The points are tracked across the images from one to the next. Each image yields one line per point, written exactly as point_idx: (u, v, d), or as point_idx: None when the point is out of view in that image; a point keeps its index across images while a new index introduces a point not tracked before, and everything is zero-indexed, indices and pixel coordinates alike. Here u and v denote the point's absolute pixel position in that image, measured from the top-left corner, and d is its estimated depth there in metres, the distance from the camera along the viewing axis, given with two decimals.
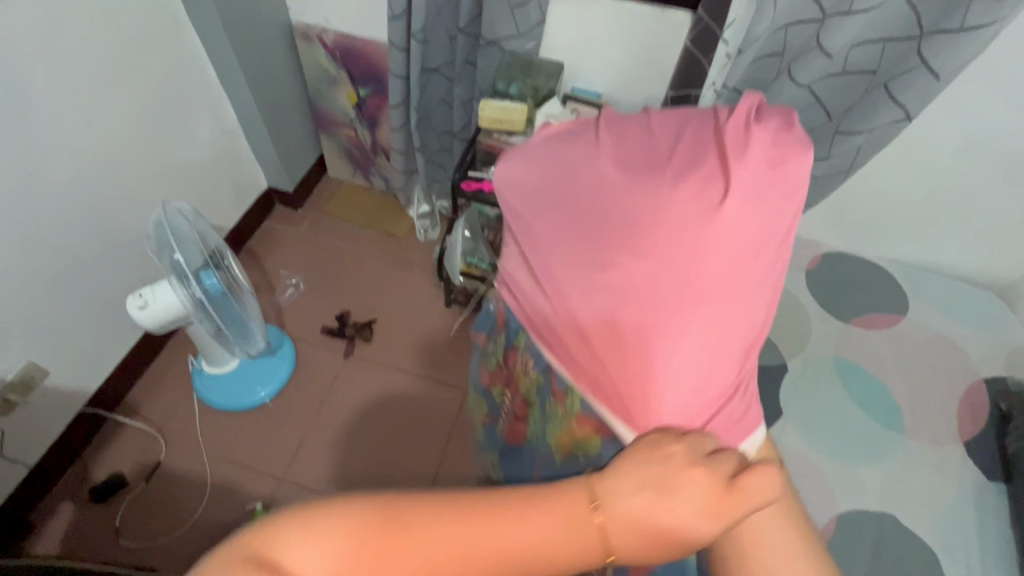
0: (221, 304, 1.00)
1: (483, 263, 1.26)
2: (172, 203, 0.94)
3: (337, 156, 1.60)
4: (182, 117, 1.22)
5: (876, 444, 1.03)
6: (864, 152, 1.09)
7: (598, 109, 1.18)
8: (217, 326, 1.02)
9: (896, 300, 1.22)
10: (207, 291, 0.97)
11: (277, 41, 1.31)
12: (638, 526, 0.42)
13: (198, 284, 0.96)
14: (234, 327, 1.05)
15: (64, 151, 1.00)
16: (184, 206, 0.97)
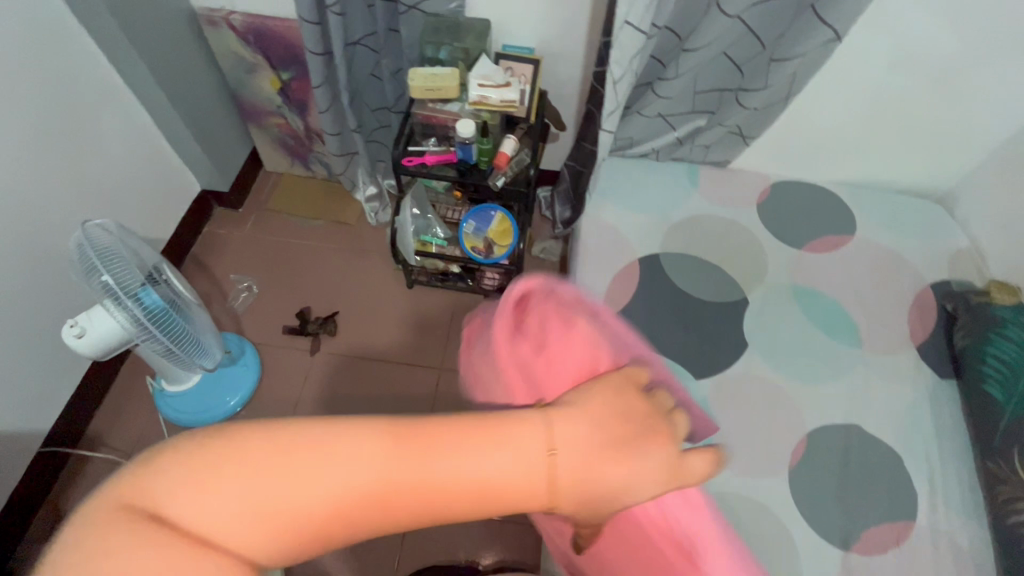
0: (162, 319, 0.95)
1: (437, 239, 1.22)
2: (92, 221, 0.87)
3: (271, 147, 1.52)
4: (91, 128, 1.13)
5: (837, 361, 1.08)
6: (800, 78, 1.09)
7: (531, 65, 1.14)
8: (166, 344, 0.98)
9: (845, 220, 1.25)
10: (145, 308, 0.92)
11: (181, 31, 1.21)
12: (586, 459, 0.44)
13: (133, 302, 0.90)
14: (181, 341, 1.01)
15: None
16: (106, 222, 0.90)
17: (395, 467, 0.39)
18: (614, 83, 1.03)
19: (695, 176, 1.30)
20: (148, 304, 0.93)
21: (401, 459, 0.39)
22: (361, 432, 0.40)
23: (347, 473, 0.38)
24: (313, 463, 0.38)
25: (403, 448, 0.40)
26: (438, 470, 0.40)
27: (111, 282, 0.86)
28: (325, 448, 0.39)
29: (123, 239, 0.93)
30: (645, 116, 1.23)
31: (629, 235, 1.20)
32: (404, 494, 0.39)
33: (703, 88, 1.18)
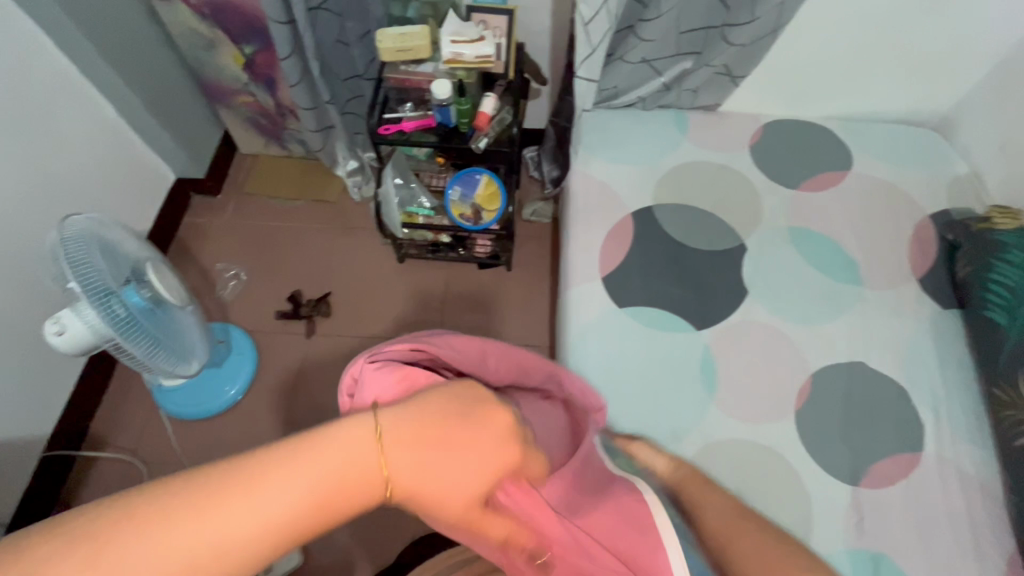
0: (129, 325, 0.92)
1: (424, 209, 1.18)
2: (69, 221, 0.84)
3: (243, 128, 1.46)
4: (52, 122, 1.07)
5: (838, 300, 1.06)
6: (787, 9, 1.05)
7: (505, 16, 1.08)
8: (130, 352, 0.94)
9: (840, 156, 1.22)
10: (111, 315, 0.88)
11: (130, 9, 1.13)
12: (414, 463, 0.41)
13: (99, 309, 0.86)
14: (152, 348, 0.97)
15: None
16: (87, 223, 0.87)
17: (239, 490, 0.35)
18: (584, 24, 1.01)
19: (683, 122, 1.26)
20: (117, 311, 0.89)
21: (237, 482, 0.35)
22: (205, 472, 0.35)
23: (212, 494, 0.34)
24: (145, 537, 0.32)
25: (240, 473, 0.35)
26: (275, 487, 0.35)
27: (82, 287, 0.83)
28: (175, 503, 0.34)
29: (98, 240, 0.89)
30: (629, 63, 1.18)
31: (620, 191, 1.16)
32: (244, 515, 0.34)
33: (687, 28, 1.12)
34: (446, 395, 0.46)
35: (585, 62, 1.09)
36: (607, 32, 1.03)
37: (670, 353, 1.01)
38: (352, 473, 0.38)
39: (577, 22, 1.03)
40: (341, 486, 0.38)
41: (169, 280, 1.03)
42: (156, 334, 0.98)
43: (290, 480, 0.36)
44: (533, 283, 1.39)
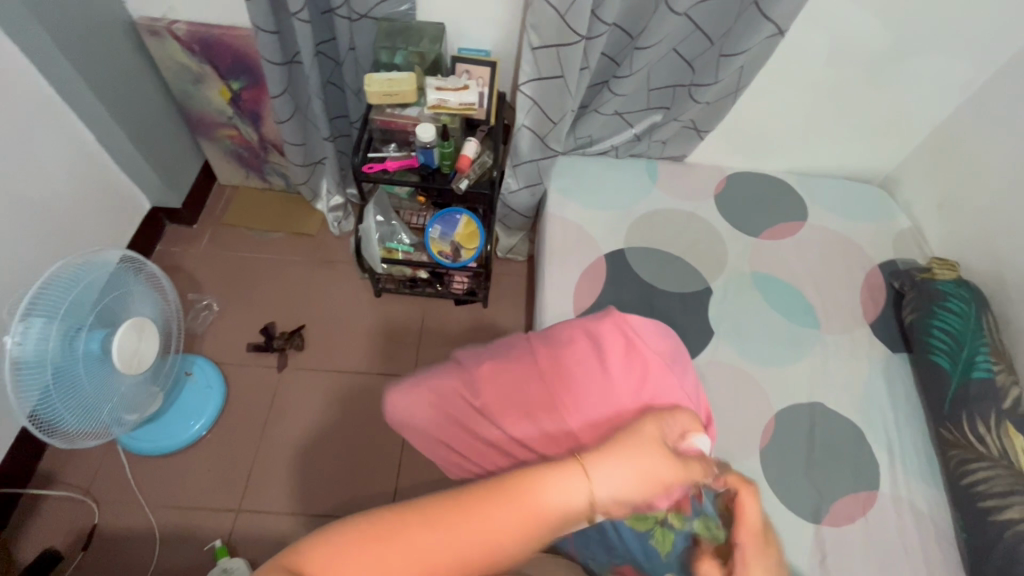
0: (36, 364, 0.85)
1: (403, 245, 1.22)
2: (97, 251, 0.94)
3: (224, 160, 1.47)
4: (26, 148, 1.06)
5: (798, 343, 1.12)
6: (747, 72, 1.14)
7: (488, 67, 1.14)
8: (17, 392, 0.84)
9: (796, 208, 1.31)
10: (26, 343, 0.83)
11: (119, 43, 1.15)
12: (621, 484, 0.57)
13: (21, 333, 0.82)
14: (35, 401, 0.86)
15: None
16: (107, 260, 0.95)
17: (441, 515, 0.49)
18: (531, 48, 1.08)
19: (653, 171, 1.33)
20: (40, 340, 0.85)
21: (457, 505, 0.50)
22: (408, 513, 0.48)
23: (443, 529, 0.48)
24: (411, 545, 0.46)
25: (454, 500, 0.50)
26: (484, 509, 0.50)
27: (25, 302, 0.82)
28: (392, 531, 0.47)
29: (87, 274, 0.92)
30: (602, 115, 1.25)
31: (594, 233, 1.21)
32: (460, 528, 0.49)
33: (656, 85, 1.21)
34: (639, 437, 0.62)
35: (531, 84, 1.12)
36: (559, 73, 1.10)
37: None
38: (538, 520, 0.52)
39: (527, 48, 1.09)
40: (526, 520, 0.51)
41: (142, 346, 0.99)
42: (59, 386, 0.89)
43: (502, 510, 0.51)
44: (510, 321, 1.41)
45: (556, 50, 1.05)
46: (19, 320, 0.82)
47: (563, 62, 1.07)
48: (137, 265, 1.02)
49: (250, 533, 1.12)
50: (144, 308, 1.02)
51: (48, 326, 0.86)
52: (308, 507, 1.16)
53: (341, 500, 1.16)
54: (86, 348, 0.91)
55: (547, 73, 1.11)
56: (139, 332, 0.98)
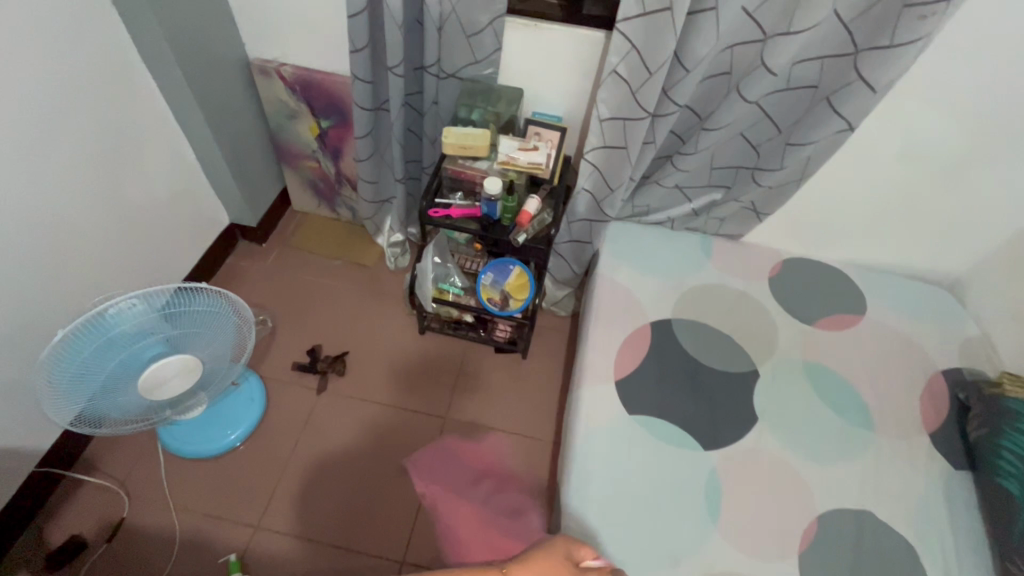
0: (93, 338, 0.90)
1: (455, 287, 1.26)
2: (221, 290, 1.04)
3: (301, 188, 1.58)
4: (137, 160, 1.19)
5: (849, 443, 1.06)
6: (814, 162, 1.15)
7: (558, 132, 1.20)
8: (56, 354, 0.86)
9: (856, 301, 1.27)
10: (101, 318, 0.89)
11: (234, 77, 1.29)
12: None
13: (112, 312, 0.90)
14: (64, 368, 0.88)
15: (20, 205, 0.97)
16: (223, 296, 1.05)
17: None
18: (599, 119, 1.13)
19: (708, 246, 1.33)
20: (112, 318, 0.91)
21: None
22: None
23: None
24: None
25: None
26: None
27: (132, 293, 0.91)
28: None
29: (195, 300, 1.02)
30: (663, 187, 1.29)
31: (642, 300, 1.21)
32: None
33: (719, 165, 1.24)
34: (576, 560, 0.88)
35: (595, 151, 1.18)
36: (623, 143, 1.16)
37: (677, 472, 1.00)
38: None
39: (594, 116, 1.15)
40: None
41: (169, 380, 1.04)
42: (94, 364, 0.92)
43: None
44: (548, 375, 1.41)
45: (624, 124, 1.11)
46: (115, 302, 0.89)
47: (628, 135, 1.13)
48: (243, 324, 1.11)
49: (263, 552, 1.12)
50: (211, 355, 1.08)
51: (128, 319, 0.93)
52: (321, 535, 1.15)
53: (353, 532, 1.16)
54: (140, 350, 0.98)
55: (612, 142, 1.16)
56: (183, 372, 1.05)
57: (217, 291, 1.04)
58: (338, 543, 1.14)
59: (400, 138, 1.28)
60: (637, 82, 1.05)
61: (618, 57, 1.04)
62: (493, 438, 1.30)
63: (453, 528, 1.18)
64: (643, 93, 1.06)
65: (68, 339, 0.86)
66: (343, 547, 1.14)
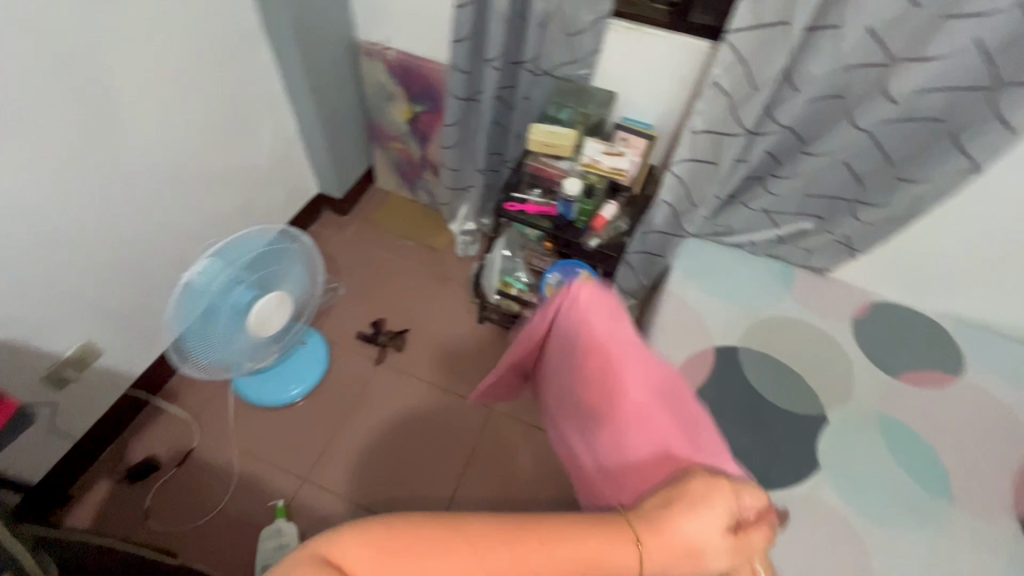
0: (200, 291, 0.98)
1: (519, 283, 1.28)
2: (294, 231, 1.11)
3: (387, 168, 1.65)
4: (248, 123, 1.28)
5: (921, 511, 0.97)
6: (927, 201, 1.05)
7: (646, 139, 1.17)
8: (175, 309, 0.96)
9: (951, 360, 1.15)
10: (191, 286, 0.95)
11: (342, 56, 1.36)
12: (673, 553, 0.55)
13: (209, 264, 0.97)
14: (182, 319, 0.98)
15: (146, 153, 1.07)
16: (297, 235, 1.12)
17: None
18: (692, 130, 1.09)
19: (790, 277, 1.25)
20: (207, 273, 0.97)
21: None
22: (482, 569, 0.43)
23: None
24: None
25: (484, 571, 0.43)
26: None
27: (210, 252, 0.95)
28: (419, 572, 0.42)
29: (251, 241, 1.03)
30: (749, 209, 1.23)
31: (709, 323, 1.16)
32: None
33: (816, 192, 1.16)
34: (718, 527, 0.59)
35: (683, 163, 1.14)
36: (712, 159, 1.12)
37: None
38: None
39: (686, 128, 1.11)
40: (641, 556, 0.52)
41: (272, 317, 1.11)
42: (202, 314, 1.00)
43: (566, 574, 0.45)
44: None
45: (718, 139, 1.07)
46: (212, 254, 0.95)
47: (720, 150, 1.09)
48: (314, 262, 1.17)
49: (308, 505, 1.19)
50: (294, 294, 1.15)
51: (224, 267, 1.00)
52: (362, 499, 1.20)
53: (389, 500, 1.20)
54: (236, 297, 1.05)
55: (701, 156, 1.12)
56: (277, 306, 1.11)
57: (290, 233, 1.10)
58: (375, 510, 1.19)
59: (488, 129, 1.30)
60: (739, 96, 1.01)
61: (721, 69, 0.99)
62: (535, 436, 1.30)
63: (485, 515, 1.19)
64: (744, 109, 1.01)
65: (184, 294, 0.95)
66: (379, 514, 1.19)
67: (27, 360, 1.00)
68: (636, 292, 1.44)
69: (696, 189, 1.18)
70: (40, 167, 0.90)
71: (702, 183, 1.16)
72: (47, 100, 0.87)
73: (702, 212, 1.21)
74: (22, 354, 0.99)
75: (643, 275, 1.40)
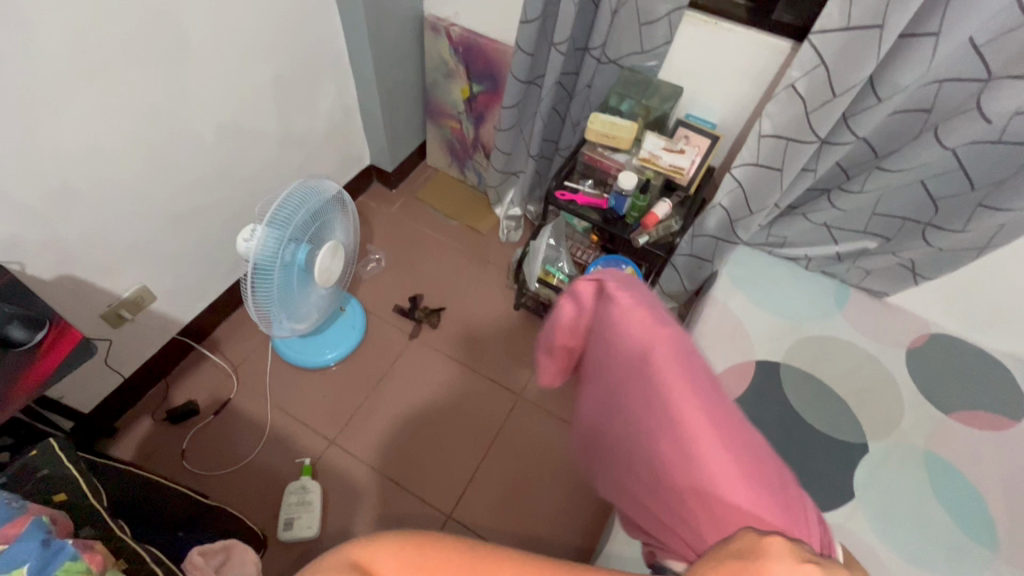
0: (267, 265, 1.00)
1: (561, 273, 1.26)
2: (326, 180, 1.08)
3: (439, 145, 1.65)
4: (310, 88, 1.30)
5: (960, 556, 0.92)
6: (1008, 232, 0.98)
7: (709, 139, 1.14)
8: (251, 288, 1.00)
9: (1011, 403, 1.08)
10: (257, 259, 0.98)
11: (407, 28, 1.36)
12: None
13: (263, 235, 0.97)
14: (261, 296, 1.03)
15: (213, 110, 1.10)
16: (329, 183, 1.09)
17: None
18: (759, 134, 1.05)
19: (842, 297, 1.20)
20: (267, 247, 0.99)
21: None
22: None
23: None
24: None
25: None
26: None
27: (262, 225, 0.95)
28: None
29: (295, 199, 1.02)
30: (810, 222, 1.18)
31: (753, 334, 1.13)
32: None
33: (884, 211, 1.10)
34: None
35: (744, 167, 1.10)
36: (777, 165, 1.06)
37: None
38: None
39: (753, 131, 1.07)
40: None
41: (333, 268, 1.15)
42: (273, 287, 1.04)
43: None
44: None
45: (786, 145, 1.02)
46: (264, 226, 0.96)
47: (785, 157, 1.04)
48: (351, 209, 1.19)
49: (333, 466, 1.22)
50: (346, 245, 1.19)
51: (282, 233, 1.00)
52: (385, 468, 1.23)
53: (409, 472, 1.22)
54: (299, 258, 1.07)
55: (765, 161, 1.07)
56: (334, 257, 1.14)
57: (324, 183, 1.08)
58: (395, 479, 1.21)
59: (545, 115, 1.28)
60: (812, 101, 0.96)
61: (800, 72, 0.95)
62: (559, 427, 1.29)
63: (502, 500, 1.20)
64: (816, 116, 0.96)
65: (255, 271, 0.99)
66: (398, 485, 1.21)
67: (88, 295, 1.05)
68: (676, 297, 1.41)
69: (754, 195, 1.13)
70: (116, 113, 0.93)
71: (762, 189, 1.11)
72: (128, 48, 0.90)
73: (761, 218, 1.15)
74: (85, 289, 1.04)
75: (689, 281, 1.36)
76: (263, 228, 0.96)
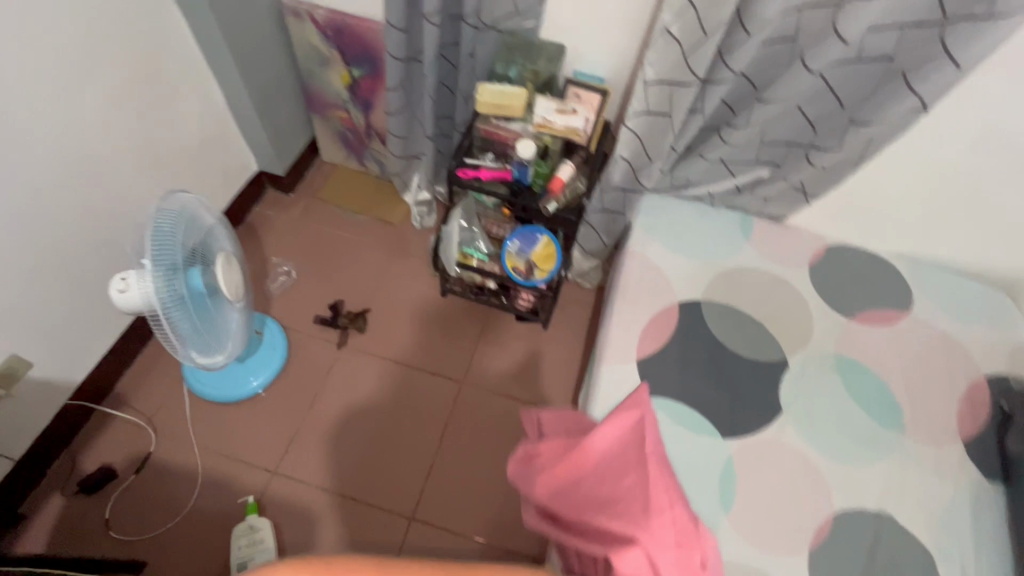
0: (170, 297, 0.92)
1: (479, 253, 1.24)
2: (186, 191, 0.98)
3: (330, 139, 1.55)
4: (166, 100, 1.16)
5: (876, 443, 1.02)
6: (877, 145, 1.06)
7: (598, 94, 1.13)
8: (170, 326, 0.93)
9: (899, 296, 1.19)
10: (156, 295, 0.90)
11: (264, 17, 1.24)
12: None
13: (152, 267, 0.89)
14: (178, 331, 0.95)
15: (51, 144, 0.96)
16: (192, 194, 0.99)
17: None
18: (644, 82, 1.05)
19: (747, 227, 1.25)
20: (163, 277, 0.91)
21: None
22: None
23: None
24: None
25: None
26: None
27: (146, 257, 0.87)
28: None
29: (167, 219, 0.92)
30: (707, 160, 1.21)
31: (672, 279, 1.16)
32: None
33: (771, 140, 1.15)
34: None
35: (639, 118, 1.10)
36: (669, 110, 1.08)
37: (692, 459, 0.98)
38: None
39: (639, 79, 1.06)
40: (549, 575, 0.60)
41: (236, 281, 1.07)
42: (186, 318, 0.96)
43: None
44: (565, 346, 1.39)
45: (674, 91, 1.03)
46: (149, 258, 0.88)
47: (674, 103, 1.06)
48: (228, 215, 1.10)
49: (281, 496, 1.16)
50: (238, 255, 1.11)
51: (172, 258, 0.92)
52: (338, 485, 1.19)
53: (363, 483, 1.19)
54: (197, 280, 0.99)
55: (657, 108, 1.08)
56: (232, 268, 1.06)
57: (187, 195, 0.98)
58: (350, 494, 1.18)
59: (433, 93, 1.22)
60: (691, 44, 0.96)
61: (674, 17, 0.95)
62: (507, 404, 1.30)
63: (462, 487, 1.20)
64: (696, 57, 0.97)
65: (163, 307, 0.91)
66: (354, 498, 1.17)
67: None
68: (599, 255, 1.41)
69: (653, 142, 1.14)
70: None
71: (659, 136, 1.12)
72: None
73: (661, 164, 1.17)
74: None
75: (611, 237, 1.37)
76: (150, 261, 0.88)
